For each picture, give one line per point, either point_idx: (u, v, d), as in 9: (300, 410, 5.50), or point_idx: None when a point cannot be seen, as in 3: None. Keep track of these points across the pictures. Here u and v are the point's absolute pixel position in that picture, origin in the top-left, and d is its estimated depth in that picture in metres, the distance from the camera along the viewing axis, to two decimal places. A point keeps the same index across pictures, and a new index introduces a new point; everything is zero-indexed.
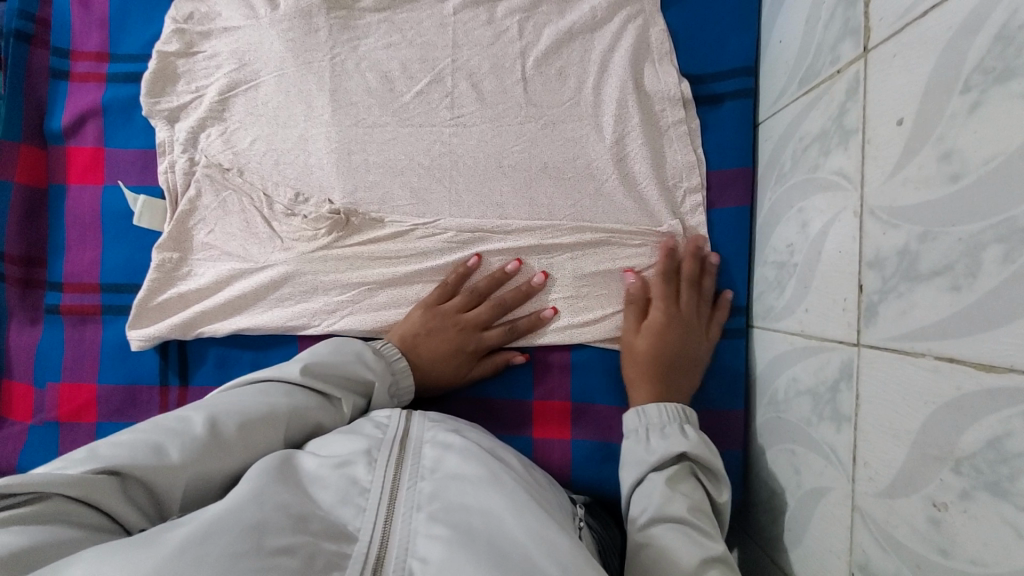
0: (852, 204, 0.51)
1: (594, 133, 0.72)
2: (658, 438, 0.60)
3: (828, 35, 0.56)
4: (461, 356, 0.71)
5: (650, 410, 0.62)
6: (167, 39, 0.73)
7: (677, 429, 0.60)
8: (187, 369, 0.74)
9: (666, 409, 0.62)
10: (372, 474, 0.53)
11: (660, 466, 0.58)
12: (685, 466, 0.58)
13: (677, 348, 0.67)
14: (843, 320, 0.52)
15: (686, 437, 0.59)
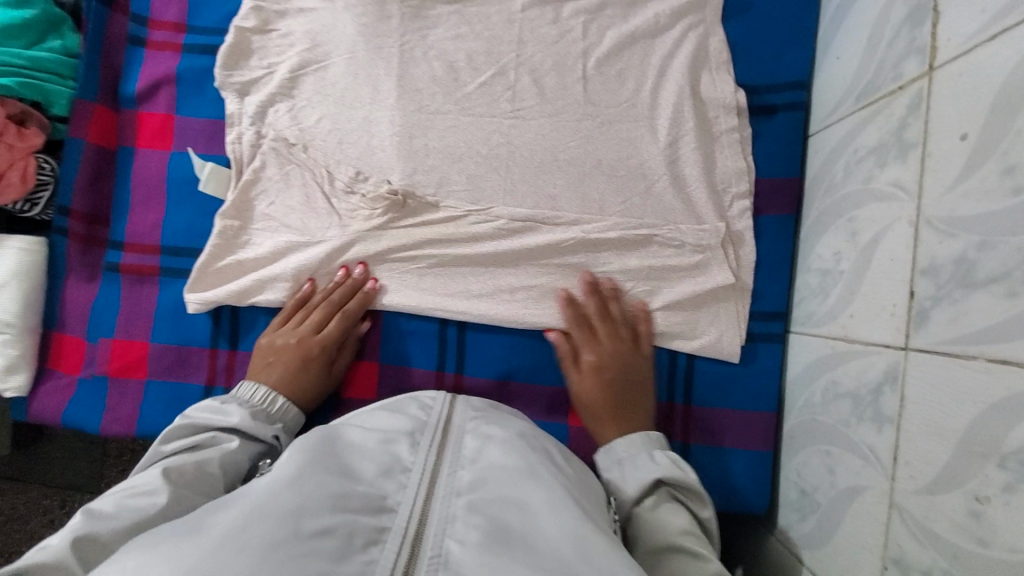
0: (907, 214, 0.53)
1: (648, 134, 0.75)
2: (631, 468, 0.63)
3: (891, 53, 0.58)
4: (313, 366, 0.72)
5: (614, 445, 0.67)
6: (245, 15, 0.76)
7: (646, 457, 0.64)
8: (238, 335, 0.76)
9: (634, 438, 0.67)
10: (415, 456, 0.58)
11: (642, 497, 0.61)
12: (664, 492, 0.61)
13: (628, 379, 0.71)
14: (890, 325, 0.54)
15: (656, 464, 0.62)
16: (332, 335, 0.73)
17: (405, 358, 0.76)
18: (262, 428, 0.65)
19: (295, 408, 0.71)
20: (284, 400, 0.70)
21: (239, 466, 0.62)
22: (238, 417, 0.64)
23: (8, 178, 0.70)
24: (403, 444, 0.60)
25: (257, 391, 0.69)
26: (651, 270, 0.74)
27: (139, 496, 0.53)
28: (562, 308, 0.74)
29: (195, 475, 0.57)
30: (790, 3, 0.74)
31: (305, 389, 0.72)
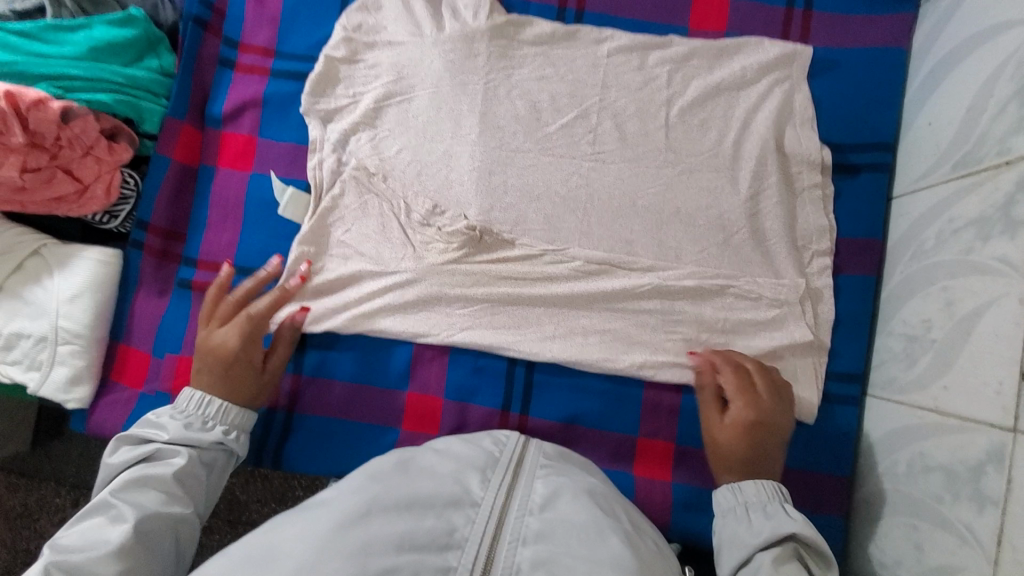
0: (1018, 291, 0.53)
1: (729, 186, 0.75)
2: (760, 516, 0.60)
3: (997, 127, 0.58)
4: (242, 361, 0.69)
5: (746, 487, 0.62)
6: (335, 45, 0.77)
7: (779, 509, 0.60)
8: (302, 357, 0.76)
9: (763, 486, 0.62)
10: (484, 491, 0.57)
11: (767, 546, 0.57)
12: (791, 547, 0.57)
13: (778, 434, 0.66)
14: (996, 402, 0.53)
15: (794, 518, 0.58)
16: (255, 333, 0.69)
17: (472, 394, 0.75)
18: (202, 435, 0.64)
19: (237, 407, 0.68)
20: (220, 399, 0.67)
21: (199, 472, 0.63)
22: (171, 430, 0.63)
23: (92, 191, 0.70)
24: (471, 478, 0.58)
25: (189, 398, 0.67)
26: (726, 322, 0.73)
27: (101, 528, 0.54)
28: (634, 355, 0.73)
29: (152, 494, 0.58)
30: (879, 64, 0.74)
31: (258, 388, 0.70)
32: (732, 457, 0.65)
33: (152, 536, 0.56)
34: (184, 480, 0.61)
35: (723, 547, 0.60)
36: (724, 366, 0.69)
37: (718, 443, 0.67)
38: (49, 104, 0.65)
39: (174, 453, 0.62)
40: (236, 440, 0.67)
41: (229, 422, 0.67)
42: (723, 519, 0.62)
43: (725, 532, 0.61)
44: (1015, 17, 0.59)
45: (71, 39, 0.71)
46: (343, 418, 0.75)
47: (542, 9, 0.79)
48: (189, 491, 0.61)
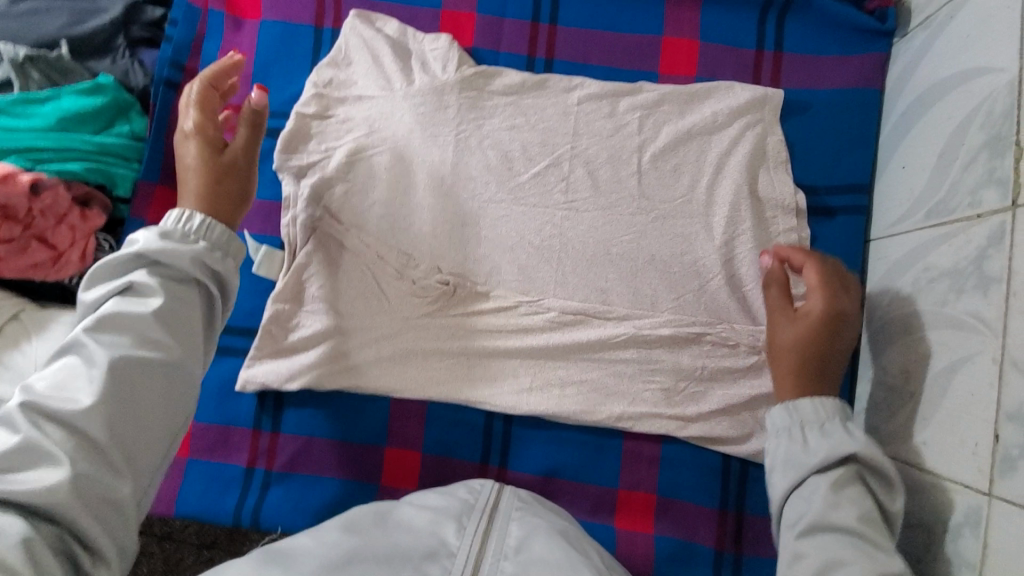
0: (991, 350, 0.51)
1: (704, 232, 0.74)
2: (816, 436, 0.58)
3: (967, 177, 0.57)
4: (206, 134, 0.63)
5: (801, 405, 0.60)
6: (307, 102, 0.78)
7: (838, 427, 0.58)
8: (279, 414, 0.75)
9: (823, 405, 0.59)
10: (461, 539, 0.56)
11: (825, 468, 0.56)
12: (852, 469, 0.55)
13: (849, 326, 0.64)
14: (972, 464, 0.52)
15: (854, 438, 0.56)
16: (207, 138, 0.62)
17: (450, 449, 0.74)
18: (180, 247, 0.54)
19: (220, 224, 0.57)
20: (202, 215, 0.57)
21: (177, 290, 0.54)
22: (144, 242, 0.53)
23: (68, 256, 0.70)
24: (447, 528, 0.58)
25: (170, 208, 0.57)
26: (705, 371, 0.72)
27: (73, 373, 0.49)
28: (611, 406, 0.72)
29: (125, 332, 0.51)
30: (852, 105, 0.74)
31: (234, 261, 0.58)
32: (784, 347, 0.63)
33: (138, 384, 0.50)
34: (170, 288, 0.54)
35: (777, 466, 0.58)
36: (809, 261, 0.66)
37: (777, 346, 0.64)
38: (18, 178, 0.66)
39: (147, 284, 0.53)
40: (218, 259, 0.57)
41: (213, 238, 0.57)
42: (775, 440, 0.60)
43: (777, 455, 0.59)
44: (982, 64, 0.58)
45: (39, 112, 0.71)
46: (322, 476, 0.74)
47: (512, 59, 0.79)
48: (180, 316, 0.54)
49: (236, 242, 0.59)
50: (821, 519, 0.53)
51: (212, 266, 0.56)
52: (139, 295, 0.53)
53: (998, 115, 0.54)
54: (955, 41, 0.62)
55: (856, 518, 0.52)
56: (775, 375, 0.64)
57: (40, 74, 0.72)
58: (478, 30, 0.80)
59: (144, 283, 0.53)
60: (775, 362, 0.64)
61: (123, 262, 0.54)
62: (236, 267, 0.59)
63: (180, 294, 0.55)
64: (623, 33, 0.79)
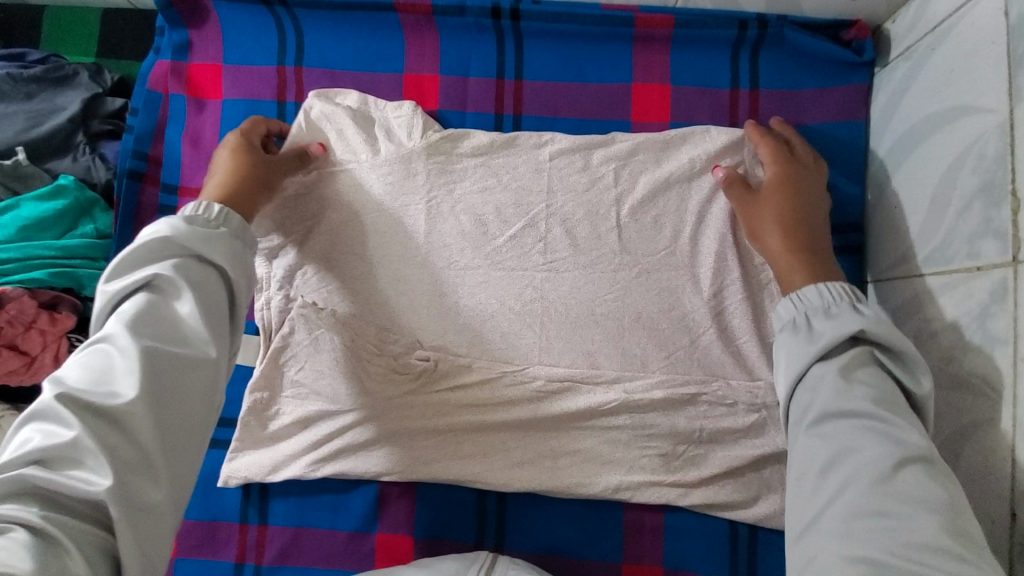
0: (1003, 418, 0.47)
1: (690, 284, 0.71)
2: (822, 319, 0.54)
3: (961, 224, 0.53)
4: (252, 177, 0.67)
5: (804, 293, 0.57)
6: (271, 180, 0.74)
7: (845, 307, 0.54)
8: (266, 506, 0.73)
9: (828, 290, 0.56)
10: None
11: (832, 355, 0.51)
12: (864, 350, 0.52)
13: (811, 193, 0.66)
14: (993, 542, 0.48)
15: (863, 315, 0.52)
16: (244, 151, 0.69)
17: (444, 529, 0.71)
18: (208, 233, 0.53)
19: (239, 215, 0.57)
20: (219, 206, 0.57)
21: (211, 282, 0.53)
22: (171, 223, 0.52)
23: (40, 360, 0.69)
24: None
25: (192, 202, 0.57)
26: (703, 433, 0.68)
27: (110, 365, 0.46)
28: (608, 476, 0.69)
29: (158, 325, 0.49)
30: (835, 140, 0.71)
31: (251, 250, 0.58)
32: (771, 237, 0.65)
33: (178, 370, 0.47)
34: (197, 275, 0.52)
35: (780, 362, 0.54)
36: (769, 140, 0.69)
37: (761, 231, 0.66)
38: None
39: (178, 277, 0.51)
40: (241, 248, 0.56)
41: (233, 226, 0.56)
42: (783, 333, 0.56)
43: (782, 352, 0.55)
44: (968, 102, 0.54)
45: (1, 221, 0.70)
46: (312, 567, 0.72)
47: (479, 119, 0.77)
48: (217, 321, 0.52)
49: (251, 233, 0.59)
50: (834, 406, 0.48)
51: (238, 255, 0.55)
52: (168, 285, 0.51)
53: (990, 160, 0.50)
54: (939, 74, 0.59)
55: (871, 402, 0.48)
56: (773, 260, 0.65)
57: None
58: (442, 92, 0.77)
59: (172, 277, 0.50)
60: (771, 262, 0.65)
61: (153, 248, 0.51)
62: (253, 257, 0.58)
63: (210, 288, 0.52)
64: (592, 83, 0.76)
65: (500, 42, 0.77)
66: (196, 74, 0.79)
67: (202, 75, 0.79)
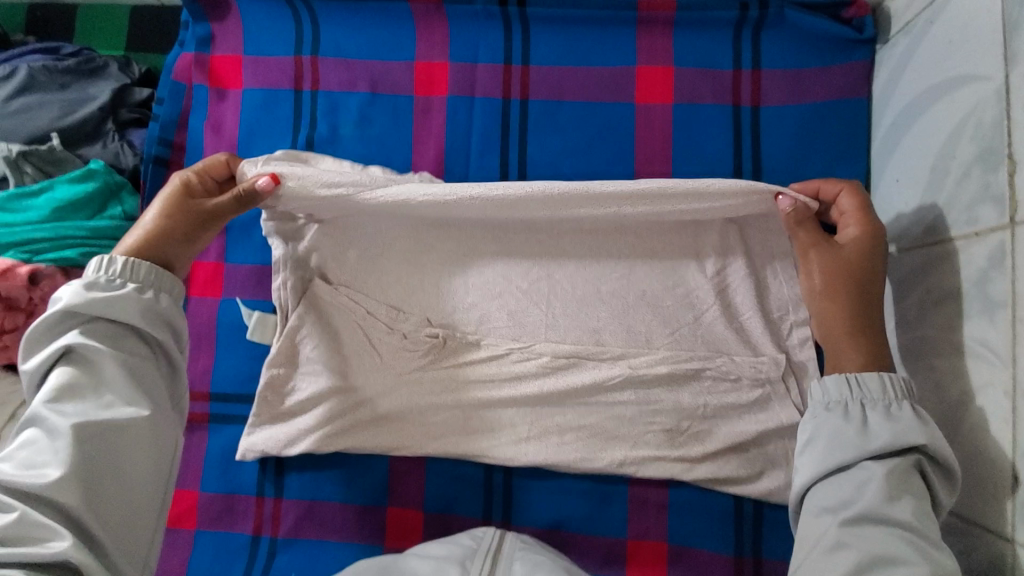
0: (1002, 381, 0.48)
1: (695, 263, 0.72)
2: (876, 415, 0.51)
3: (962, 192, 0.54)
4: (183, 220, 0.64)
5: (866, 379, 0.53)
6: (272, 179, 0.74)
7: (907, 410, 0.51)
8: (282, 480, 0.75)
9: (890, 384, 0.53)
10: None
11: (883, 455, 0.49)
12: (913, 459, 0.49)
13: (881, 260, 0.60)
14: (995, 506, 0.48)
15: (925, 425, 0.49)
16: (179, 199, 0.66)
17: (452, 504, 0.73)
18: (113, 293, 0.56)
19: (146, 262, 0.59)
20: (125, 257, 0.58)
21: (127, 343, 0.56)
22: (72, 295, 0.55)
23: None
24: (452, 570, 0.58)
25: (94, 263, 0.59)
26: (707, 408, 0.69)
27: (38, 447, 0.49)
28: (613, 450, 0.70)
29: (81, 394, 0.52)
30: (834, 119, 0.72)
31: (168, 295, 0.60)
32: (827, 307, 0.60)
33: (108, 434, 0.51)
34: (110, 339, 0.56)
35: (817, 442, 0.52)
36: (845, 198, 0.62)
37: (817, 298, 0.61)
38: (17, 271, 0.67)
39: (91, 347, 0.54)
40: (155, 299, 0.59)
41: (141, 277, 0.58)
42: (824, 411, 0.54)
43: (822, 431, 0.52)
44: (965, 72, 0.55)
45: (33, 204, 0.73)
46: (326, 541, 0.74)
47: (487, 104, 0.79)
48: (139, 376, 0.56)
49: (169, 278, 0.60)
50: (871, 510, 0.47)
51: (153, 307, 0.58)
52: (83, 356, 0.54)
53: (988, 126, 0.51)
54: (938, 48, 0.60)
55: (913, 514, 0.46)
56: (826, 328, 0.60)
57: (33, 167, 0.75)
58: (451, 79, 0.80)
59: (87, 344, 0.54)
60: (823, 329, 0.60)
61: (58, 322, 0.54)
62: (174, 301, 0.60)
63: (129, 347, 0.56)
64: (597, 67, 0.78)
65: (507, 28, 0.79)
66: (219, 65, 0.83)
67: (225, 65, 0.83)
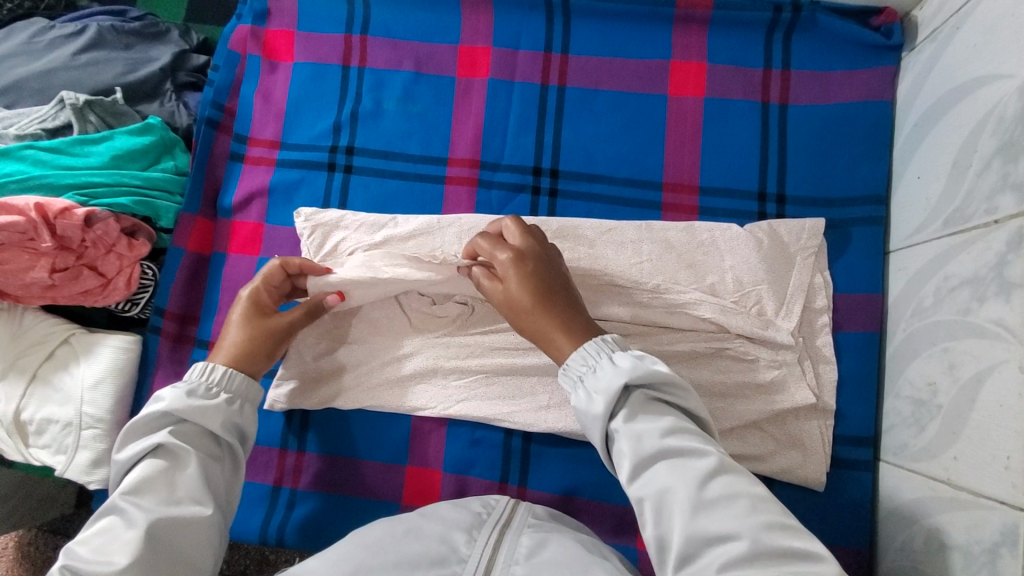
0: (1016, 358, 0.50)
1: (717, 248, 0.73)
2: (593, 380, 0.56)
3: (982, 183, 0.57)
4: (262, 328, 0.67)
5: (572, 363, 0.58)
6: (310, 236, 0.77)
7: (573, 365, 0.58)
8: (306, 434, 0.78)
9: (588, 350, 0.58)
10: (471, 547, 0.56)
11: (616, 409, 0.55)
12: (636, 399, 0.55)
13: (545, 267, 0.63)
14: (1006, 479, 0.50)
15: (617, 374, 0.55)
16: (253, 306, 0.68)
17: (470, 467, 0.75)
18: (206, 401, 0.60)
19: (241, 372, 0.63)
20: (223, 366, 0.63)
21: (208, 446, 0.60)
22: (173, 398, 0.59)
23: (115, 283, 0.76)
24: (458, 537, 0.57)
25: (193, 367, 0.63)
26: (725, 386, 0.70)
27: (112, 534, 0.52)
28: None
29: (157, 491, 0.55)
30: (859, 118, 0.75)
31: (251, 407, 0.64)
32: (517, 296, 0.62)
33: (178, 530, 0.54)
34: (194, 440, 0.59)
35: (580, 410, 0.57)
36: (486, 237, 0.66)
37: (511, 300, 0.62)
38: (74, 212, 0.72)
39: (182, 447, 0.58)
40: (239, 411, 0.62)
41: (234, 388, 0.63)
42: (572, 394, 0.58)
43: (579, 402, 0.57)
44: (992, 71, 0.58)
45: (95, 151, 0.79)
46: (346, 495, 0.76)
47: (526, 88, 0.82)
48: (210, 480, 0.59)
49: (255, 385, 0.65)
50: None
51: (235, 419, 0.61)
52: (171, 455, 0.57)
53: (1010, 120, 0.54)
54: (962, 50, 0.63)
55: None
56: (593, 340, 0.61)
57: (97, 117, 0.82)
58: (493, 63, 0.83)
59: (176, 443, 0.57)
60: (512, 315, 0.63)
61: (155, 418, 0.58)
62: (253, 412, 0.64)
63: (209, 449, 0.60)
64: (633, 59, 0.82)
65: (549, 19, 0.84)
66: (273, 39, 0.88)
67: (277, 39, 0.87)
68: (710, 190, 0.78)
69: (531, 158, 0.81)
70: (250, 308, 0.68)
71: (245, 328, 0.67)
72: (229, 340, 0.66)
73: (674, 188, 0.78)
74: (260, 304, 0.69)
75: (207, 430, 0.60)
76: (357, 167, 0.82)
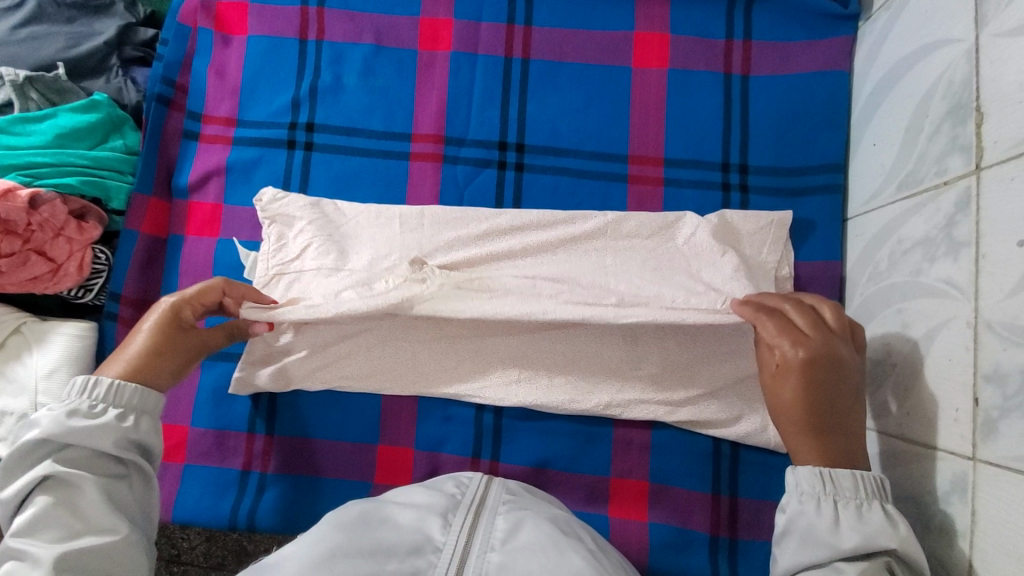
0: (964, 314, 0.52)
1: (682, 253, 0.72)
2: (850, 516, 0.52)
3: (933, 147, 0.59)
4: (172, 344, 0.62)
5: (838, 475, 0.53)
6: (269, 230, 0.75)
7: (843, 488, 0.53)
8: (274, 419, 0.77)
9: (862, 481, 0.53)
10: (446, 535, 0.56)
11: (853, 556, 0.50)
12: (882, 560, 0.50)
13: (847, 380, 0.57)
14: (954, 430, 0.52)
15: (894, 530, 0.50)
16: (166, 319, 0.62)
17: (442, 443, 0.75)
18: (90, 421, 0.54)
19: (131, 384, 0.57)
20: (109, 379, 0.56)
21: (106, 465, 0.55)
22: (49, 424, 0.53)
23: (66, 268, 0.73)
24: (432, 523, 0.57)
25: (72, 384, 0.56)
26: (691, 354, 0.71)
27: None
28: (600, 393, 0.72)
29: (55, 526, 0.51)
30: (819, 88, 0.77)
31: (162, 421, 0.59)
32: (791, 407, 0.57)
33: (88, 564, 0.51)
34: (87, 464, 0.54)
35: (794, 535, 0.53)
36: (768, 320, 0.61)
37: (782, 403, 0.58)
38: (18, 193, 0.69)
39: (71, 474, 0.53)
40: (136, 425, 0.56)
41: (125, 402, 0.56)
42: (799, 502, 0.54)
43: (799, 523, 0.53)
44: (942, 36, 0.59)
45: (37, 129, 0.76)
46: (318, 477, 0.76)
47: (490, 61, 0.81)
48: (114, 500, 0.55)
49: (154, 395, 0.58)
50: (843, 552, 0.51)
51: (133, 435, 0.56)
52: (62, 484, 0.53)
53: (958, 84, 0.56)
54: (916, 16, 0.64)
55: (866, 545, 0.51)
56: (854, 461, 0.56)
57: (38, 95, 0.78)
58: (456, 35, 0.82)
59: (64, 473, 0.53)
60: (778, 418, 0.59)
61: (34, 450, 0.53)
62: (155, 423, 0.58)
63: (108, 470, 0.55)
64: (596, 31, 0.81)
65: None
66: (224, 11, 0.84)
67: (229, 11, 0.84)
68: (675, 161, 0.78)
69: (496, 132, 0.80)
70: (163, 319, 0.62)
71: (153, 341, 0.61)
72: (131, 353, 0.60)
73: (640, 160, 0.79)
74: (175, 316, 0.63)
75: (102, 453, 0.55)
76: (318, 144, 0.80)
